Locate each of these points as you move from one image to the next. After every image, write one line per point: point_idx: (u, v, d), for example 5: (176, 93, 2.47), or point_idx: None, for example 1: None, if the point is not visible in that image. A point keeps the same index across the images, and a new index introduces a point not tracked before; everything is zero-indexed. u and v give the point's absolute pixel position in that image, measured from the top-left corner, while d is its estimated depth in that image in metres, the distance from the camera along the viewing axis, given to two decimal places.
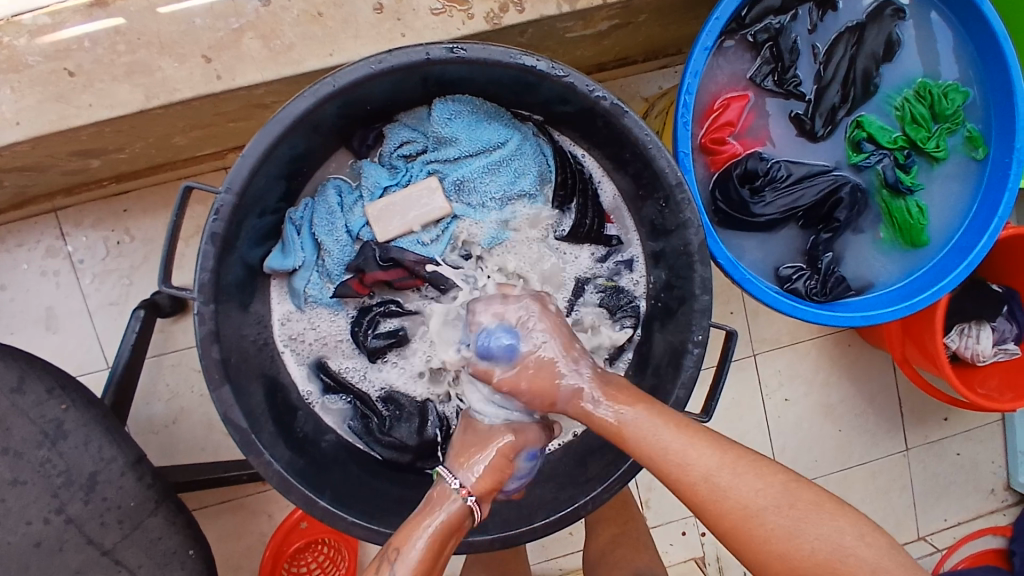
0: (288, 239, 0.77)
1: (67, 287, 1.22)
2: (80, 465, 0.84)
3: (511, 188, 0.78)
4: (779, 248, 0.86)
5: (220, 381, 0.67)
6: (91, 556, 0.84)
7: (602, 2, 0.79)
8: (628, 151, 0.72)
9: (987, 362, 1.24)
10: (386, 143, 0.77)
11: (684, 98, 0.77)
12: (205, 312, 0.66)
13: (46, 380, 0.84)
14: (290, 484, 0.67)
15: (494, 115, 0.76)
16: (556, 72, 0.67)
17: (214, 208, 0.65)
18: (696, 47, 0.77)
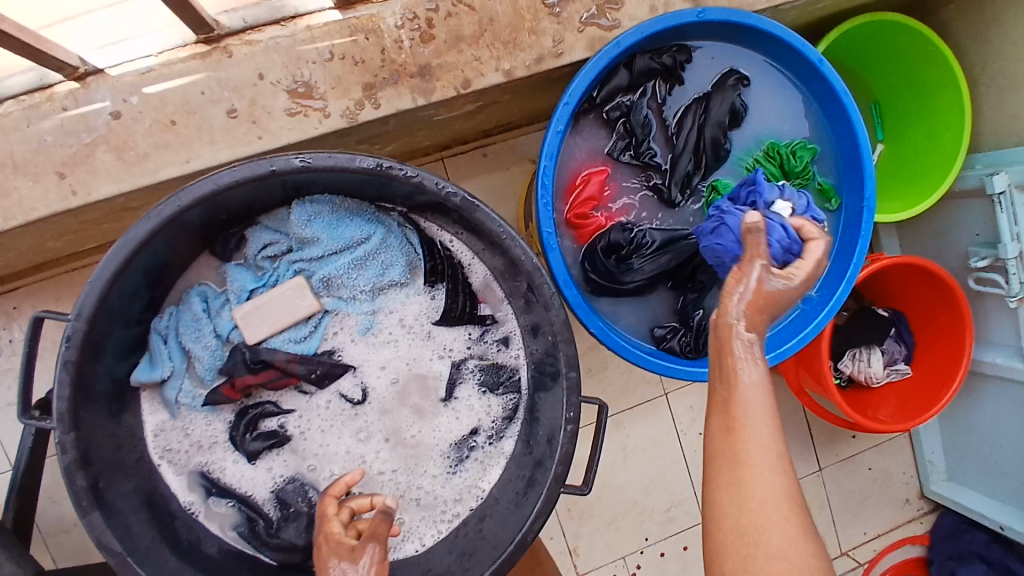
0: (154, 349, 0.77)
1: None
2: None
3: (380, 279, 0.80)
4: (653, 309, 0.89)
5: (89, 506, 0.66)
6: None
7: (456, 93, 0.82)
8: (487, 240, 0.75)
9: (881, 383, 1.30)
10: (250, 246, 0.78)
11: (542, 180, 0.80)
12: (66, 441, 0.65)
13: None
14: None
15: (355, 211, 0.78)
16: (405, 173, 0.69)
17: (65, 335, 0.64)
18: (549, 131, 0.81)
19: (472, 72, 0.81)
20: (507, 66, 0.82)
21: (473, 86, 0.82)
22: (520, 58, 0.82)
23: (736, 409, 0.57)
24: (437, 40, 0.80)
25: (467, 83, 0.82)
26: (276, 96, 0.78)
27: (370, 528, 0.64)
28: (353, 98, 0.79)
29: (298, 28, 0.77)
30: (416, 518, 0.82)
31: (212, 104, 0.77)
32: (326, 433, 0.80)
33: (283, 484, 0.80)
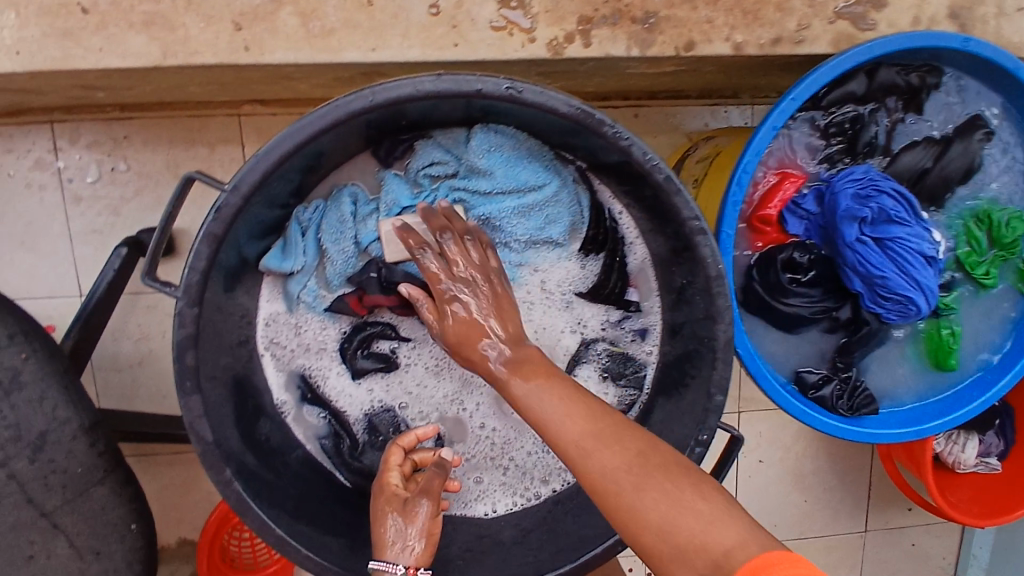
0: (289, 237, 0.72)
1: (51, 205, 1.15)
2: (31, 423, 0.80)
3: (538, 234, 0.73)
4: (808, 349, 0.84)
5: (191, 389, 0.62)
6: (28, 517, 0.81)
7: (675, 54, 0.72)
8: (671, 227, 0.68)
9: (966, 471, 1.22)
10: (414, 158, 0.71)
11: (740, 175, 0.72)
12: (186, 315, 0.60)
13: (7, 326, 0.79)
14: (247, 508, 0.64)
15: (535, 154, 0.71)
16: (615, 132, 0.61)
17: (216, 206, 0.59)
18: (764, 124, 0.72)
19: (700, 34, 0.72)
20: (739, 40, 0.73)
21: (694, 52, 0.73)
22: (754, 34, 0.73)
23: (547, 441, 0.57)
24: None
25: (689, 47, 0.72)
26: (485, 5, 0.70)
27: (425, 485, 0.68)
28: (565, 29, 0.71)
29: None
30: (496, 483, 0.80)
31: None
32: (435, 370, 0.77)
33: (377, 411, 0.77)
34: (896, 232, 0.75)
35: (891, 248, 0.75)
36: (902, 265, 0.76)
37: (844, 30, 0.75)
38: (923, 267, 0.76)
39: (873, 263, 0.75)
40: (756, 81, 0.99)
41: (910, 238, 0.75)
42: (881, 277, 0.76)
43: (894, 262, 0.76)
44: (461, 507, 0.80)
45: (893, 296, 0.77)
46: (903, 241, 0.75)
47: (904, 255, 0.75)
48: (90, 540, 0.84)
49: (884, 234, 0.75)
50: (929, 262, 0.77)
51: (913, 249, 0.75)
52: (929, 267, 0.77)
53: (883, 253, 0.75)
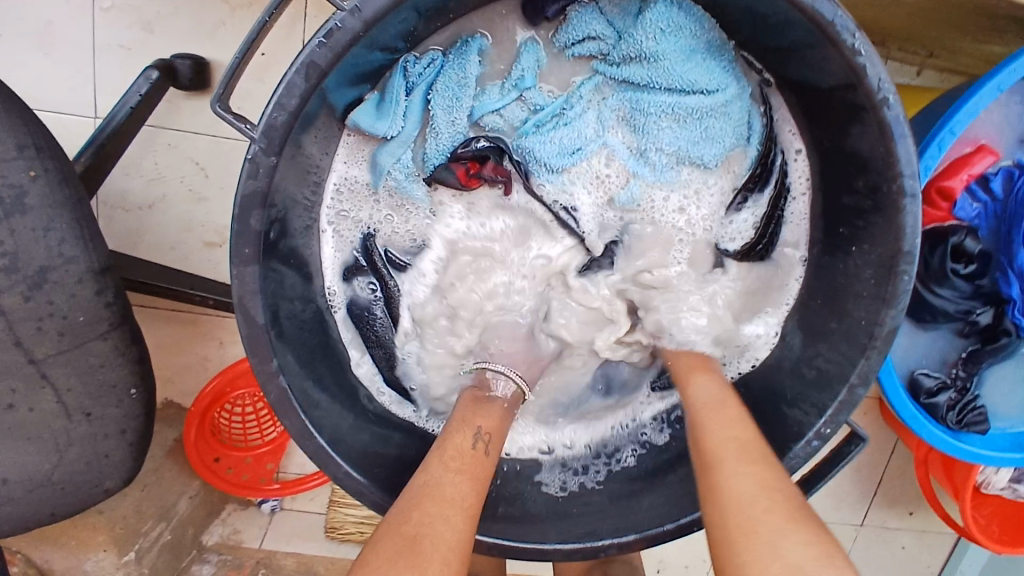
0: (389, 93, 0.61)
1: (77, 3, 1.00)
2: (31, 254, 0.66)
3: (689, 146, 0.64)
4: (929, 352, 0.74)
5: (249, 259, 0.50)
6: (13, 361, 0.69)
7: None
8: (860, 177, 0.55)
9: (992, 492, 1.16)
10: (567, 24, 0.62)
11: (944, 134, 0.59)
12: (261, 164, 0.47)
13: (16, 134, 0.65)
14: (288, 409, 0.55)
15: (715, 49, 0.61)
16: (852, 44, 0.47)
17: (326, 28, 0.45)
18: (987, 80, 0.59)
19: None
20: None
21: None
22: None
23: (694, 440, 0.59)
24: None
25: None
26: None
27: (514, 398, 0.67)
28: None
29: None
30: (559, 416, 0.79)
31: None
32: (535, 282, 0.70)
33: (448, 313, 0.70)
34: None
35: None
36: None
37: None
38: None
39: None
40: (923, 29, 0.85)
41: None
42: None
43: None
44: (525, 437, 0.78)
45: None
46: None
47: None
48: (80, 399, 0.72)
49: None
50: None
51: None
52: None
53: None
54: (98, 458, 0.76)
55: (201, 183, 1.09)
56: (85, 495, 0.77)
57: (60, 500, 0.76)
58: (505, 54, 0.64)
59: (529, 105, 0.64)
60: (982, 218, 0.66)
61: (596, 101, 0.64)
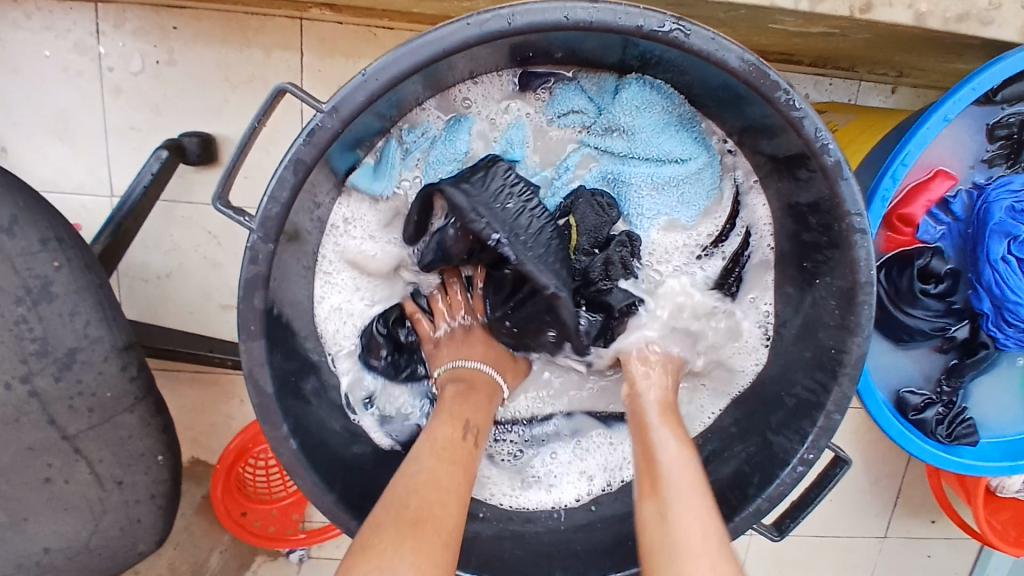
0: (385, 158, 0.68)
1: (90, 93, 1.08)
2: (60, 338, 0.72)
3: (665, 206, 0.71)
4: (912, 369, 0.76)
5: (256, 335, 0.55)
6: (49, 437, 0.75)
7: (849, 13, 0.63)
8: (816, 216, 0.59)
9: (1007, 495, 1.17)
10: (552, 99, 0.68)
11: (897, 164, 0.63)
12: (259, 250, 0.52)
13: (41, 229, 0.71)
14: (301, 471, 0.59)
15: (685, 121, 0.67)
16: (789, 100, 0.51)
17: (309, 129, 0.50)
18: (933, 111, 0.62)
19: None
20: (922, 8, 0.64)
21: (870, 14, 0.64)
22: (940, 4, 0.64)
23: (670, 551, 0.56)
24: None
25: (867, 8, 0.63)
26: None
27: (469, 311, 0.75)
28: None
29: None
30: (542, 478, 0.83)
31: None
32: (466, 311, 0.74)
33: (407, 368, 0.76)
34: None
35: None
36: None
37: None
38: None
39: (1011, 285, 0.66)
40: (886, 56, 0.89)
41: None
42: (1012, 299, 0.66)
43: None
44: (508, 500, 0.81)
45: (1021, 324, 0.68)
46: None
47: None
48: (111, 469, 0.77)
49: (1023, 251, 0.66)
50: None
51: None
52: None
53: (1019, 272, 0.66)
54: (131, 523, 0.80)
55: (215, 250, 1.16)
56: (122, 558, 0.81)
57: (97, 565, 0.80)
58: (490, 124, 0.70)
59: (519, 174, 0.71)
60: (948, 238, 0.70)
61: (581, 172, 0.71)
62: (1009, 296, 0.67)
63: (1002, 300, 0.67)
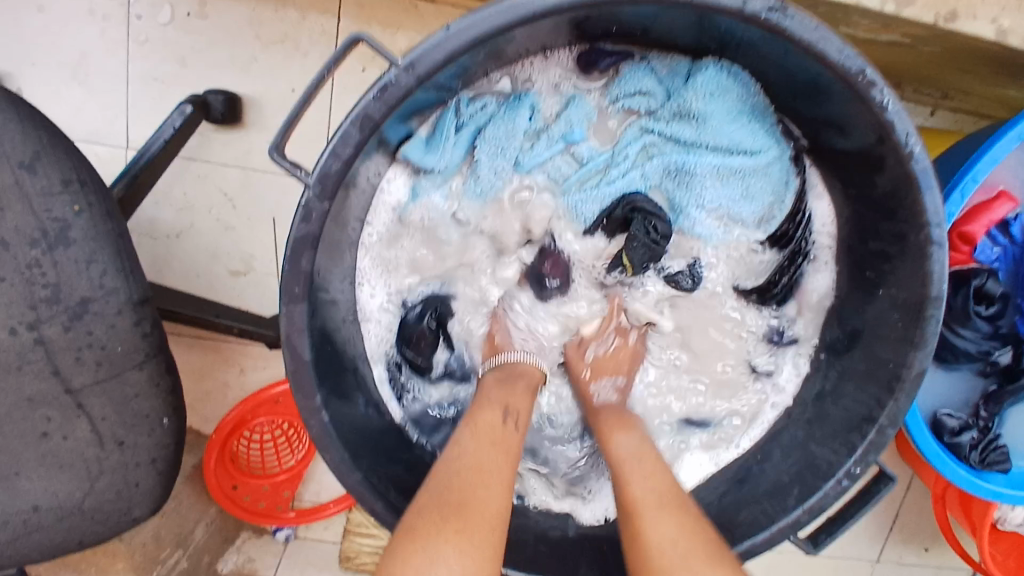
0: (440, 134, 0.65)
1: (114, 39, 1.04)
2: (74, 286, 0.68)
3: (727, 200, 0.68)
4: (947, 391, 0.75)
5: (299, 298, 0.52)
6: (51, 390, 0.71)
7: (935, 22, 0.61)
8: (887, 225, 0.57)
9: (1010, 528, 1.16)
10: (619, 78, 0.64)
11: (966, 181, 0.61)
12: (313, 208, 0.50)
13: (64, 169, 0.67)
14: (329, 444, 0.56)
15: (759, 113, 0.64)
16: (884, 100, 0.49)
17: (381, 83, 0.47)
18: (1011, 127, 0.60)
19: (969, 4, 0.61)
20: (1006, 23, 0.61)
21: (955, 23, 0.61)
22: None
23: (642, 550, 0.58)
24: None
25: (954, 15, 0.61)
26: None
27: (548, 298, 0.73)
28: None
29: None
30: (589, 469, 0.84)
31: None
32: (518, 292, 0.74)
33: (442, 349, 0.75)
34: None
35: None
36: None
37: None
38: None
39: None
40: (937, 74, 0.87)
41: None
42: None
43: None
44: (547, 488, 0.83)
45: None
46: None
47: None
48: (114, 428, 0.73)
49: None
50: None
51: None
52: None
53: None
54: (128, 487, 0.76)
55: (229, 214, 1.12)
56: (115, 523, 0.77)
57: (89, 528, 0.76)
58: (552, 106, 0.67)
59: (576, 158, 0.68)
60: (1003, 261, 0.68)
61: (641, 157, 0.67)
62: None
63: None
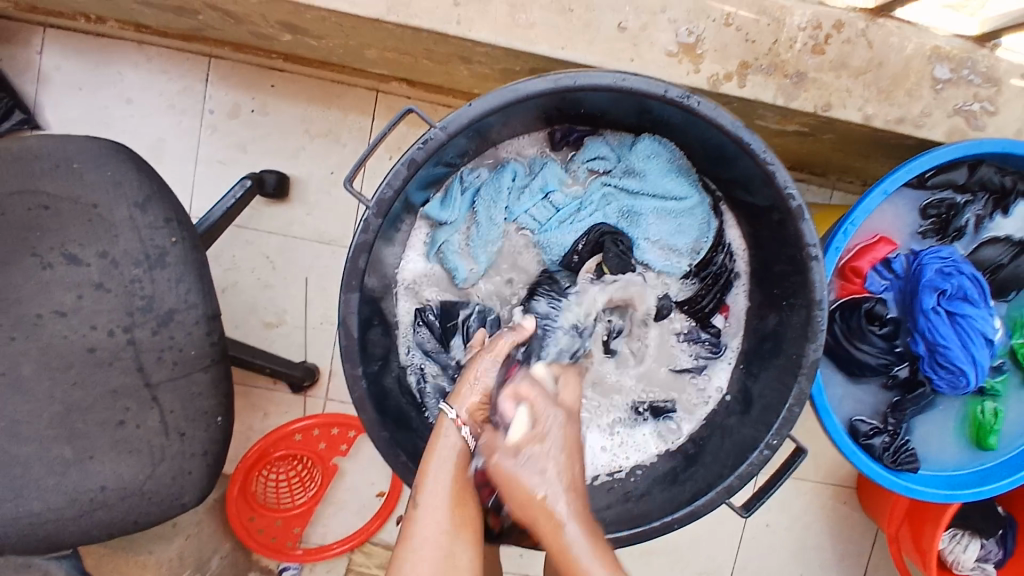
0: (450, 193, 0.83)
1: (188, 129, 1.28)
2: (164, 298, 0.87)
3: (669, 237, 0.86)
4: (862, 403, 0.92)
5: (353, 288, 0.71)
6: (133, 382, 0.88)
7: (814, 110, 0.85)
8: (784, 251, 0.76)
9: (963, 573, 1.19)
10: (582, 148, 0.84)
11: (846, 226, 0.82)
12: (370, 224, 0.69)
13: (165, 209, 0.88)
14: (366, 404, 0.72)
15: (683, 171, 0.83)
16: (766, 157, 0.70)
17: (424, 138, 0.69)
18: (876, 186, 0.82)
19: (838, 99, 0.85)
20: (870, 111, 0.85)
21: (829, 113, 0.85)
22: (882, 110, 0.85)
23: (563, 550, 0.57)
24: (826, 56, 0.83)
25: (827, 107, 0.85)
26: (667, 33, 0.82)
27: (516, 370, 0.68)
28: (727, 68, 0.83)
29: None
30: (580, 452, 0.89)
31: (610, 12, 0.82)
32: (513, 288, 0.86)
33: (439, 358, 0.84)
34: (960, 308, 0.84)
35: (954, 318, 0.84)
36: (964, 337, 0.84)
37: (969, 120, 0.86)
38: (983, 341, 0.84)
39: (940, 332, 0.84)
40: (849, 163, 1.10)
41: (973, 314, 0.84)
42: (942, 344, 0.84)
43: (956, 334, 0.84)
44: None
45: (948, 366, 0.85)
46: (965, 317, 0.84)
47: (968, 331, 0.84)
48: (178, 419, 0.89)
49: (949, 307, 0.84)
50: (989, 341, 0.85)
51: (972, 326, 0.84)
52: (988, 347, 0.85)
53: (946, 323, 0.84)
54: (182, 474, 0.90)
55: (268, 273, 1.31)
56: (166, 508, 0.90)
57: (144, 510, 0.89)
58: (529, 169, 0.85)
59: (553, 205, 0.85)
60: (891, 291, 0.90)
61: (602, 205, 0.85)
62: (941, 342, 0.84)
63: (933, 347, 0.85)
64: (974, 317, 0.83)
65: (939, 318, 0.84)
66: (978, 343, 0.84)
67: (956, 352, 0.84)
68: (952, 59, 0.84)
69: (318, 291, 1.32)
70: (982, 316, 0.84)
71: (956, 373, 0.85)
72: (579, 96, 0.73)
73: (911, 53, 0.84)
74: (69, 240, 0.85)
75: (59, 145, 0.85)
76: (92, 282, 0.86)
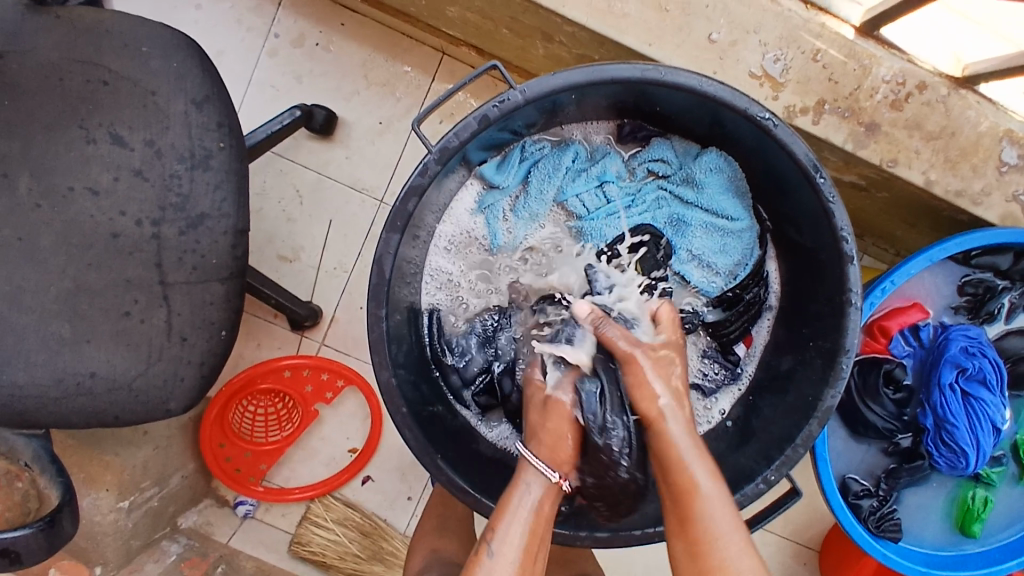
0: (509, 159, 0.83)
1: (250, 46, 1.28)
2: (199, 200, 0.87)
3: (710, 254, 0.85)
4: (857, 463, 0.92)
5: (396, 229, 0.70)
6: (148, 276, 0.87)
7: (878, 163, 0.85)
8: (823, 292, 0.76)
9: None
10: (647, 147, 0.84)
11: (884, 283, 0.82)
12: (428, 168, 0.69)
13: (221, 114, 0.87)
14: (381, 346, 0.71)
15: (739, 193, 0.83)
16: (829, 194, 0.70)
17: (501, 97, 0.68)
18: (922, 251, 0.82)
19: (904, 158, 0.85)
20: (932, 176, 0.85)
21: (893, 169, 0.85)
22: (945, 179, 0.85)
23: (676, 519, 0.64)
24: (903, 113, 0.83)
25: (893, 163, 0.85)
26: (754, 54, 0.82)
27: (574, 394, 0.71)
28: (804, 102, 0.83)
29: (814, 18, 0.82)
30: None
31: (704, 21, 0.82)
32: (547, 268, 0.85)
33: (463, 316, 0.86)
34: (976, 391, 0.84)
35: (966, 399, 0.85)
36: (972, 421, 0.84)
37: None
38: (989, 429, 0.85)
39: (951, 408, 0.84)
40: (890, 229, 1.09)
41: (987, 400, 0.84)
42: (949, 421, 0.85)
43: (966, 416, 0.85)
44: None
45: (951, 445, 0.85)
46: (978, 402, 0.84)
47: (978, 415, 0.84)
48: (183, 324, 0.88)
49: (965, 387, 0.85)
50: (995, 430, 0.85)
51: (983, 410, 0.84)
52: (994, 436, 0.85)
53: (958, 403, 0.84)
54: (174, 380, 0.88)
55: (294, 207, 1.31)
56: (149, 410, 0.87)
57: (128, 406, 0.87)
58: (592, 156, 0.85)
59: (606, 195, 0.85)
60: (912, 358, 0.90)
61: (652, 207, 0.86)
62: (948, 420, 0.85)
63: (938, 423, 0.86)
64: (987, 404, 0.84)
65: (953, 396, 0.84)
66: (984, 429, 0.84)
67: (961, 435, 0.84)
68: (1022, 144, 0.84)
69: (339, 236, 1.31)
70: (995, 404, 0.84)
71: (954, 454, 0.85)
72: (661, 93, 0.73)
73: (984, 130, 0.84)
74: (119, 120, 0.85)
75: (132, 27, 0.85)
76: (132, 167, 0.86)
